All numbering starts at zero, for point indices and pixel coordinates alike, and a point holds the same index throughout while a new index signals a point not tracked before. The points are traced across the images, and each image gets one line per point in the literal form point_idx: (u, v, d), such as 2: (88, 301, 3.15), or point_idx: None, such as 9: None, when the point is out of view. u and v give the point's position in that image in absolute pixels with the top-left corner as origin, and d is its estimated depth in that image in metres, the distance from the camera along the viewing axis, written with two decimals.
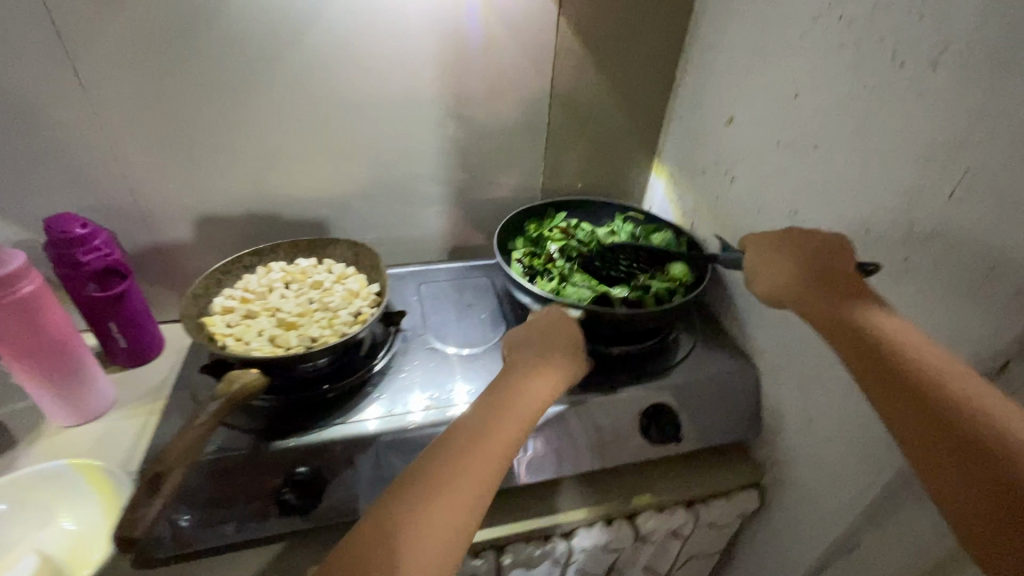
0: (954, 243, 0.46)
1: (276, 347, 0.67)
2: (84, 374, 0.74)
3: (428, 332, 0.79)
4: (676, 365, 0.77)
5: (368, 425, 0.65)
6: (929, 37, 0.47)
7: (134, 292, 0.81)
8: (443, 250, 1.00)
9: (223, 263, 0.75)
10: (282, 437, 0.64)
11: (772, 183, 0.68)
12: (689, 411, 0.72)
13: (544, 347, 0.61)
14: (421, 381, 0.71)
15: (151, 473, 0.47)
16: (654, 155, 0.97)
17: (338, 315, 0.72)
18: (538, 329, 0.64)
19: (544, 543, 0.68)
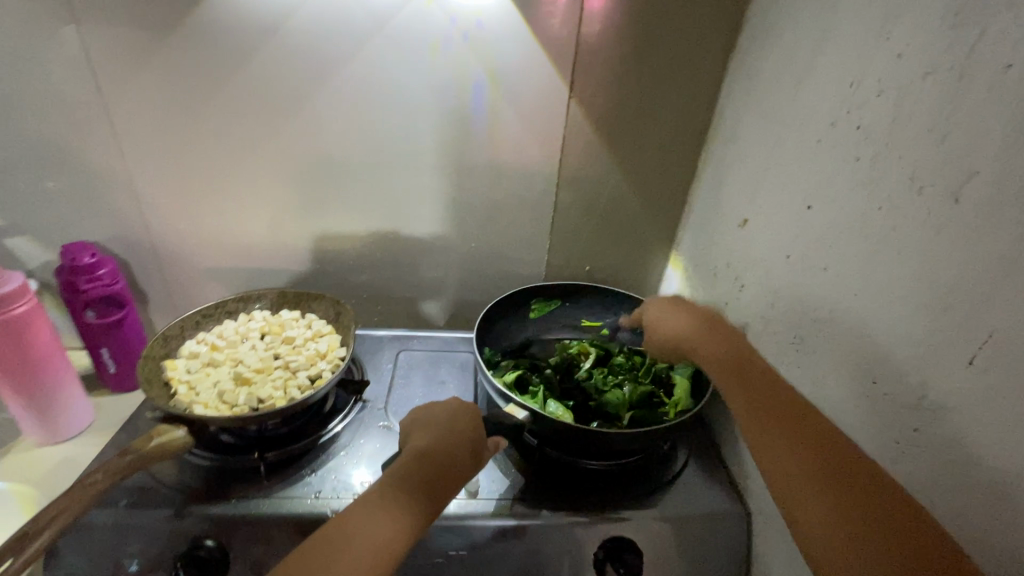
0: (970, 422, 0.37)
1: (222, 403, 0.66)
2: (59, 397, 0.76)
3: (389, 405, 0.75)
4: (655, 492, 0.66)
5: (288, 506, 0.60)
6: (950, 165, 0.39)
7: (133, 322, 0.84)
8: (440, 317, 0.97)
9: (203, 308, 0.77)
10: (197, 502, 0.60)
11: (777, 300, 0.60)
12: (658, 549, 0.62)
13: (433, 442, 0.55)
14: (362, 462, 0.66)
15: (26, 527, 0.46)
16: (670, 246, 0.90)
17: (296, 377, 0.70)
18: (438, 423, 0.58)
19: None
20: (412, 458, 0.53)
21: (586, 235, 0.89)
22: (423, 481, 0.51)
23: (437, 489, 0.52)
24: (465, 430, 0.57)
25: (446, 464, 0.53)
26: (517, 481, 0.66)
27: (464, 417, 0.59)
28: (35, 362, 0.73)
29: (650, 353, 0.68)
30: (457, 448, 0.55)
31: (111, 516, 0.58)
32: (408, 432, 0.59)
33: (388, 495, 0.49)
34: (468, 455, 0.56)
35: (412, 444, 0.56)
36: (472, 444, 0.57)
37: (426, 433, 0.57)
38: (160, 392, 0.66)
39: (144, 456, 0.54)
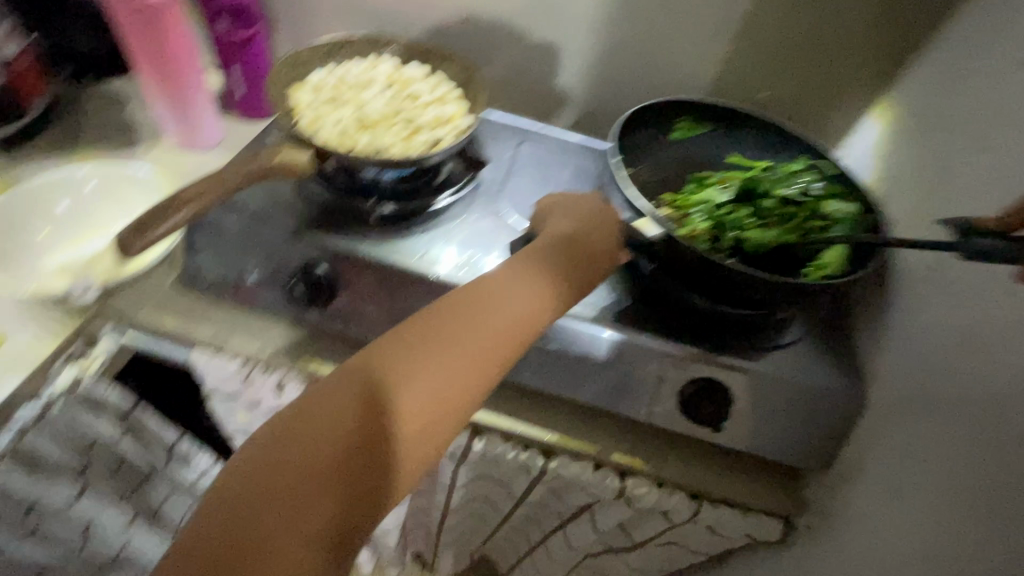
0: None
1: (344, 140, 0.63)
2: (194, 107, 0.78)
3: (502, 191, 0.71)
4: (767, 350, 0.60)
5: (394, 257, 0.60)
6: None
7: (261, 44, 0.80)
8: (566, 117, 0.87)
9: (333, 41, 0.72)
10: (312, 229, 0.62)
11: None
12: (750, 402, 0.59)
13: (580, 228, 0.52)
14: (469, 238, 0.64)
15: (170, 201, 0.48)
16: (879, 85, 0.70)
17: (418, 133, 0.65)
18: (582, 213, 0.55)
19: (521, 449, 0.63)
20: (556, 239, 0.51)
21: (770, 52, 0.75)
22: (568, 261, 0.49)
23: (582, 274, 0.50)
24: (606, 228, 0.54)
25: (588, 253, 0.51)
26: (621, 299, 0.62)
27: (607, 215, 0.56)
28: (173, 63, 0.74)
29: (988, 249, 0.35)
30: (600, 242, 0.53)
31: None
32: (546, 215, 0.56)
33: (535, 265, 0.48)
34: (609, 254, 0.53)
35: (557, 227, 0.53)
36: (613, 241, 0.54)
37: (569, 219, 0.54)
38: (287, 116, 0.64)
39: (268, 168, 0.53)
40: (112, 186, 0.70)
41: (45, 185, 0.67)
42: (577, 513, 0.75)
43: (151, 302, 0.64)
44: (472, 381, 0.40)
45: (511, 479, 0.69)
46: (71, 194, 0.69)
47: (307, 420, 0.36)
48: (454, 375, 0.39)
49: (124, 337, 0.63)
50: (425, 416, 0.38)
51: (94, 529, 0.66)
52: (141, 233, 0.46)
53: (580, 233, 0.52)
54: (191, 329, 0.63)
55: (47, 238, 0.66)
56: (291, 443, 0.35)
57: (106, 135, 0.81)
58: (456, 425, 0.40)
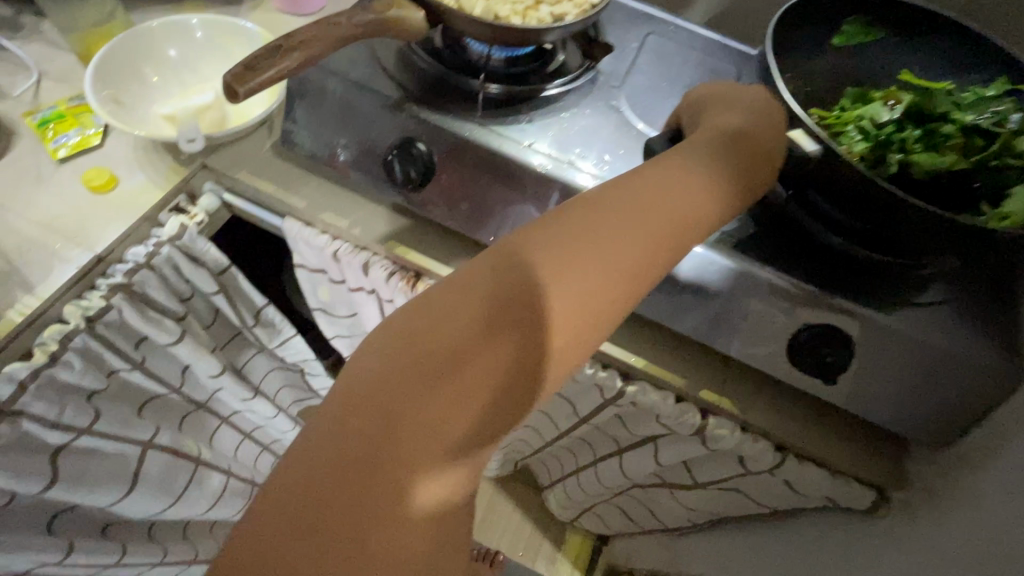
0: None
1: (457, 5, 0.56)
2: None
3: (620, 86, 0.62)
4: (909, 305, 0.52)
5: (497, 142, 0.55)
6: None
7: None
8: None
9: None
10: (414, 103, 0.57)
11: None
12: (873, 361, 0.52)
13: (746, 125, 0.44)
14: (580, 132, 0.57)
15: (280, 42, 0.44)
16: None
17: (538, 7, 0.57)
18: (745, 110, 0.46)
19: (598, 367, 0.60)
20: (724, 131, 0.43)
21: None
22: (739, 156, 0.41)
23: (752, 172, 0.42)
24: (776, 126, 0.45)
25: (761, 150, 0.43)
26: (743, 223, 0.55)
27: (775, 117, 0.47)
28: None
29: None
30: (772, 140, 0.44)
31: (341, 84, 0.58)
32: (700, 115, 0.48)
33: (703, 155, 0.41)
34: (780, 156, 0.44)
35: (718, 121, 0.45)
36: (780, 147, 0.45)
37: (735, 114, 0.45)
38: None
39: (383, 21, 0.49)
40: (217, 38, 0.68)
41: (158, 28, 0.66)
42: (639, 441, 0.73)
43: (249, 163, 0.64)
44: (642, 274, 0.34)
45: (580, 395, 0.67)
46: (181, 42, 0.68)
47: (442, 303, 0.31)
48: (624, 266, 0.33)
49: (223, 198, 0.65)
50: (587, 308, 0.32)
51: (189, 371, 0.70)
52: (249, 72, 0.42)
53: (748, 130, 0.44)
54: (284, 195, 0.62)
55: (157, 85, 0.66)
56: (447, 308, 0.31)
57: None
58: (609, 329, 0.33)
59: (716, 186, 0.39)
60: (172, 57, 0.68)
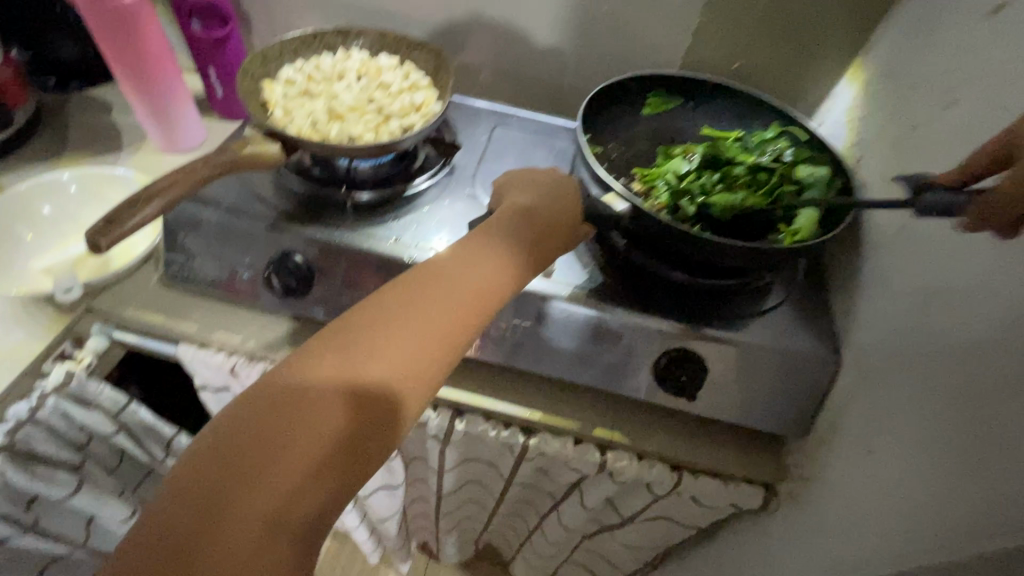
0: None
1: (314, 132, 0.64)
2: (174, 108, 0.79)
3: (475, 176, 0.71)
4: (740, 320, 0.61)
5: (371, 242, 0.61)
6: None
7: (237, 43, 0.81)
8: (543, 102, 0.87)
9: (303, 35, 0.72)
10: (290, 219, 0.62)
11: (1000, 121, 0.44)
12: (724, 372, 0.59)
13: (539, 200, 0.52)
14: (443, 221, 0.65)
15: (140, 194, 0.48)
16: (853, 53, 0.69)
17: (388, 122, 0.66)
18: (540, 185, 0.54)
19: (501, 428, 0.64)
20: (513, 212, 0.50)
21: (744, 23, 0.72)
22: (527, 231, 0.48)
23: (542, 244, 0.49)
24: (566, 198, 0.53)
25: (547, 224, 0.50)
26: (594, 275, 0.63)
27: (564, 182, 0.55)
28: (150, 66, 0.74)
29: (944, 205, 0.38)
30: (558, 213, 0.51)
31: (215, 215, 0.62)
32: (501, 191, 0.54)
33: (495, 236, 0.47)
34: (567, 226, 0.51)
35: (517, 200, 0.52)
36: (576, 210, 0.53)
37: (528, 191, 0.53)
38: (259, 112, 0.65)
39: (238, 158, 0.54)
40: (95, 188, 0.72)
41: (29, 190, 0.69)
42: (564, 491, 0.76)
43: (135, 299, 0.66)
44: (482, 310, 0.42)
45: (496, 458, 0.70)
46: (55, 198, 0.71)
47: (290, 382, 0.35)
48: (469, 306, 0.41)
49: (113, 335, 0.64)
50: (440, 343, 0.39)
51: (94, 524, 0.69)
52: (111, 226, 0.45)
53: (543, 204, 0.51)
54: (174, 323, 0.64)
55: (34, 241, 0.69)
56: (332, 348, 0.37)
57: (91, 140, 0.83)
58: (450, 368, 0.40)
59: (521, 250, 0.47)
60: (47, 213, 0.71)
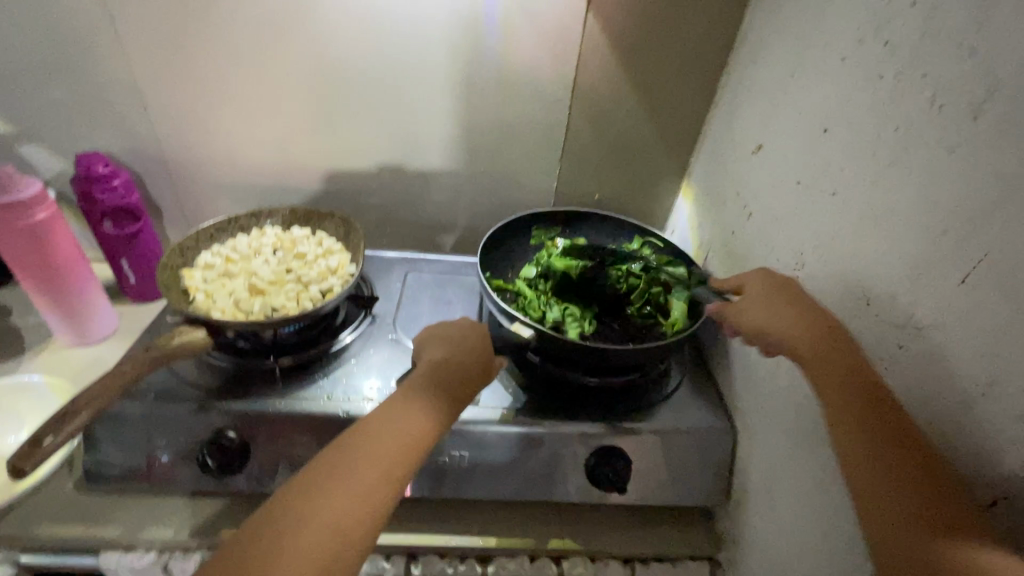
0: (936, 349, 0.39)
1: (237, 310, 0.68)
2: (85, 305, 0.80)
3: (395, 321, 0.78)
4: (649, 409, 0.69)
5: (303, 406, 0.64)
6: (974, 79, 0.38)
7: (149, 234, 0.86)
8: (447, 243, 0.98)
9: (218, 221, 0.79)
10: (219, 399, 0.64)
11: (783, 228, 0.60)
12: (646, 460, 0.66)
13: (449, 354, 0.57)
14: (372, 369, 0.70)
15: (66, 407, 0.50)
16: (681, 178, 0.89)
17: (307, 289, 0.72)
18: (449, 338, 0.60)
19: (457, 562, 0.65)
20: (429, 368, 0.55)
21: (596, 165, 0.88)
22: (441, 387, 0.54)
23: (457, 391, 0.54)
24: (479, 345, 0.59)
25: (460, 374, 0.56)
26: (517, 394, 0.70)
27: (476, 329, 0.62)
28: (62, 270, 0.76)
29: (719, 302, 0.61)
30: (472, 361, 0.57)
31: (141, 407, 0.62)
32: (421, 346, 0.60)
33: (412, 394, 0.52)
34: (479, 370, 0.57)
35: (431, 355, 0.57)
36: (486, 354, 0.60)
37: (440, 346, 0.59)
38: (179, 299, 0.69)
39: (167, 351, 0.57)
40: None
41: None
42: None
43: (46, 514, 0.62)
44: (383, 493, 0.44)
45: None
46: None
47: None
48: (370, 494, 0.44)
49: (20, 560, 0.60)
50: (344, 538, 0.41)
51: None
52: (35, 447, 0.47)
53: (454, 358, 0.57)
54: (95, 531, 0.61)
55: None
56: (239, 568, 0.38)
57: None
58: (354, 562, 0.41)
59: (429, 412, 0.51)
60: None
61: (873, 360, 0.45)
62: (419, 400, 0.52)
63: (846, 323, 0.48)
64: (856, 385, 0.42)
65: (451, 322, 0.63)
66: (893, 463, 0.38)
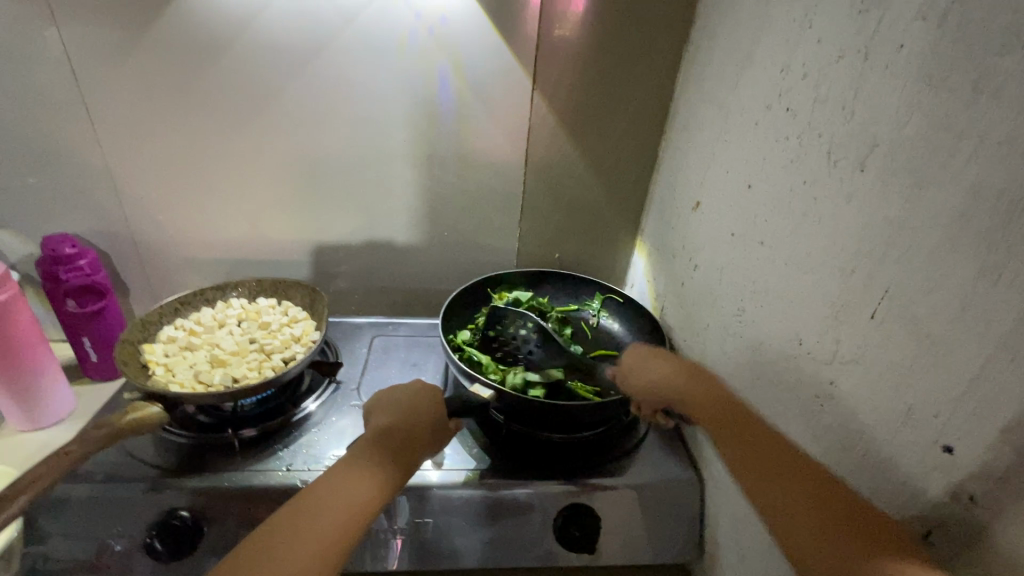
0: (860, 383, 0.41)
1: (197, 383, 0.68)
2: (41, 387, 0.79)
3: (360, 387, 0.78)
4: (616, 463, 0.69)
5: (260, 479, 0.62)
6: (858, 137, 0.42)
7: (113, 312, 0.86)
8: (416, 306, 1.00)
9: (181, 295, 0.79)
10: (173, 476, 0.62)
11: (724, 276, 0.63)
12: (615, 517, 0.65)
13: (395, 417, 0.58)
14: (334, 437, 0.69)
15: (3, 492, 0.48)
16: (635, 234, 0.94)
17: (270, 358, 0.72)
18: (396, 401, 0.60)
19: None
20: (374, 434, 0.56)
21: (554, 226, 0.93)
22: (387, 450, 0.54)
23: (404, 455, 0.55)
24: (429, 408, 0.60)
25: (407, 437, 0.56)
26: (483, 455, 0.68)
27: (426, 389, 0.62)
28: (18, 352, 0.75)
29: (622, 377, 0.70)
30: (419, 423, 0.58)
31: (88, 490, 0.60)
32: (369, 412, 0.60)
33: (359, 458, 0.53)
34: (426, 431, 0.58)
35: (376, 421, 0.58)
36: (436, 414, 0.60)
37: (388, 410, 0.59)
38: (138, 375, 0.69)
39: (119, 428, 0.56)
40: None
41: None
42: None
43: None
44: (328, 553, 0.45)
45: None
46: None
47: None
48: (313, 556, 0.45)
49: None
50: None
51: None
52: None
53: (400, 421, 0.58)
54: None
55: None
56: None
57: None
58: None
59: (373, 471, 0.52)
60: None
61: (808, 399, 0.47)
62: (361, 464, 0.52)
63: (784, 363, 0.51)
64: (737, 425, 0.46)
65: (406, 385, 0.63)
66: (799, 485, 0.40)
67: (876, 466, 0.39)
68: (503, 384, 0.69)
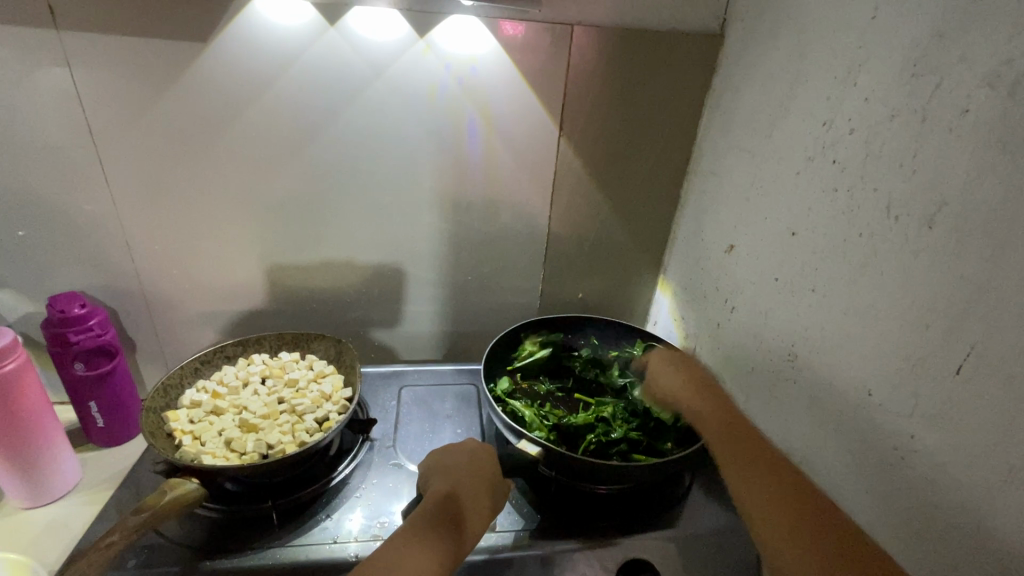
0: (947, 438, 0.41)
1: (229, 452, 0.64)
2: (48, 459, 0.73)
3: (394, 444, 0.75)
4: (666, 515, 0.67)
5: (305, 554, 0.58)
6: (922, 195, 0.44)
7: (122, 372, 0.81)
8: (437, 352, 0.98)
9: (205, 353, 0.76)
10: (210, 557, 0.58)
11: (770, 321, 0.64)
12: None
13: (456, 484, 0.56)
14: (375, 501, 0.66)
15: None
16: (658, 273, 0.94)
17: (303, 420, 0.69)
18: (454, 467, 0.59)
19: None
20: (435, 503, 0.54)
21: (577, 267, 0.93)
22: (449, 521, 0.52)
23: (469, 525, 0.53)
24: (486, 472, 0.58)
25: (469, 504, 0.54)
26: (531, 514, 0.66)
27: (483, 453, 0.61)
28: (25, 423, 0.70)
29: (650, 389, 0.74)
30: (479, 488, 0.56)
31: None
32: (427, 478, 0.59)
33: (420, 531, 0.51)
34: (488, 496, 0.56)
35: (434, 487, 0.57)
36: (495, 480, 0.58)
37: (447, 475, 0.58)
38: (164, 445, 0.65)
39: (157, 510, 0.52)
40: None
41: None
42: None
43: None
44: None
45: None
46: None
47: None
48: None
49: None
50: None
51: None
52: None
53: (464, 488, 0.56)
54: None
55: None
56: None
57: None
58: None
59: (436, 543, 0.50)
60: None
61: (886, 451, 0.47)
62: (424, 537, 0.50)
63: (851, 413, 0.51)
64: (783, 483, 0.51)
65: (461, 450, 0.61)
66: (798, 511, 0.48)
67: (975, 523, 0.39)
68: (547, 439, 0.67)
